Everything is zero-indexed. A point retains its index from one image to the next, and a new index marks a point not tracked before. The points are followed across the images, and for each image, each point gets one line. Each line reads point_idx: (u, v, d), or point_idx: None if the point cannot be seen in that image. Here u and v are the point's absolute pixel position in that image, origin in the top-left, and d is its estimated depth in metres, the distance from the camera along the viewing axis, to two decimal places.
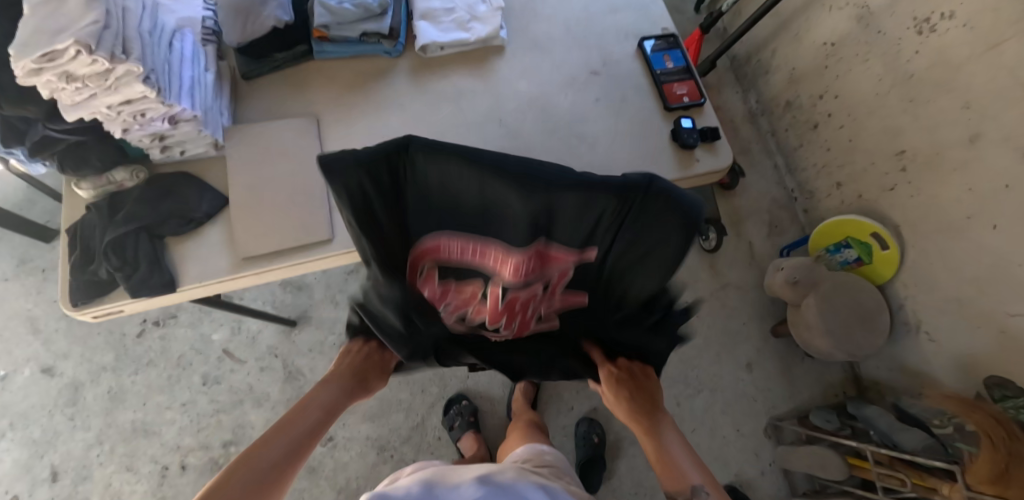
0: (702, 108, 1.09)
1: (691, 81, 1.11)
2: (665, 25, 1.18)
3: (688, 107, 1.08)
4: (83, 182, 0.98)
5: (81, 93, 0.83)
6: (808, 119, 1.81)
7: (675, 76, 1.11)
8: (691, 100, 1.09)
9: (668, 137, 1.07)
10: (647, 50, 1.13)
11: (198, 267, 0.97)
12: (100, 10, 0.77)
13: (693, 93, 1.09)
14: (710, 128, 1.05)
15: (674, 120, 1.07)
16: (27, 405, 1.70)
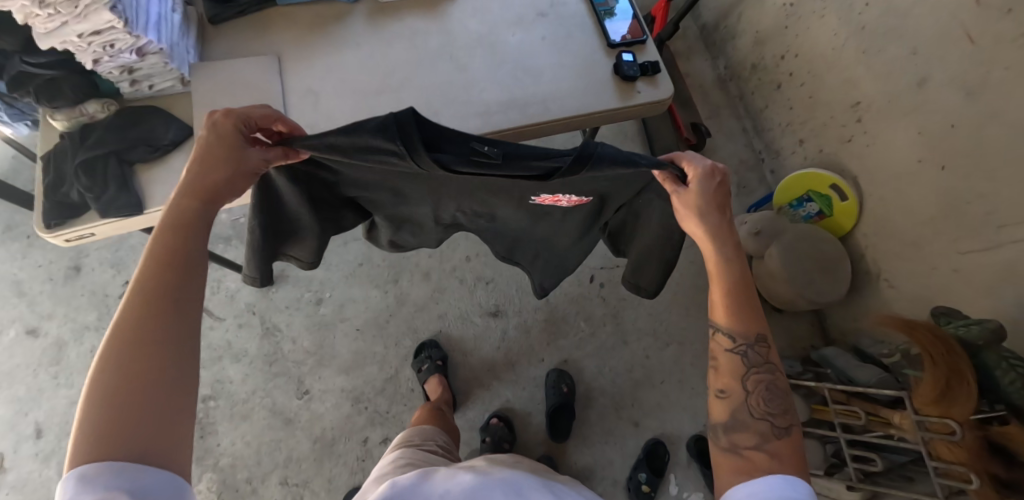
0: (644, 46, 1.15)
1: (634, 21, 1.17)
2: None
3: (631, 43, 1.14)
4: (57, 113, 1.02)
5: (52, 18, 0.88)
6: (773, 78, 1.85)
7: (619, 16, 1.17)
8: (633, 37, 1.15)
9: (611, 71, 1.12)
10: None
11: (164, 190, 1.03)
12: None
13: (635, 31, 1.15)
14: (649, 61, 1.10)
15: (616, 55, 1.13)
16: (13, 364, 1.75)
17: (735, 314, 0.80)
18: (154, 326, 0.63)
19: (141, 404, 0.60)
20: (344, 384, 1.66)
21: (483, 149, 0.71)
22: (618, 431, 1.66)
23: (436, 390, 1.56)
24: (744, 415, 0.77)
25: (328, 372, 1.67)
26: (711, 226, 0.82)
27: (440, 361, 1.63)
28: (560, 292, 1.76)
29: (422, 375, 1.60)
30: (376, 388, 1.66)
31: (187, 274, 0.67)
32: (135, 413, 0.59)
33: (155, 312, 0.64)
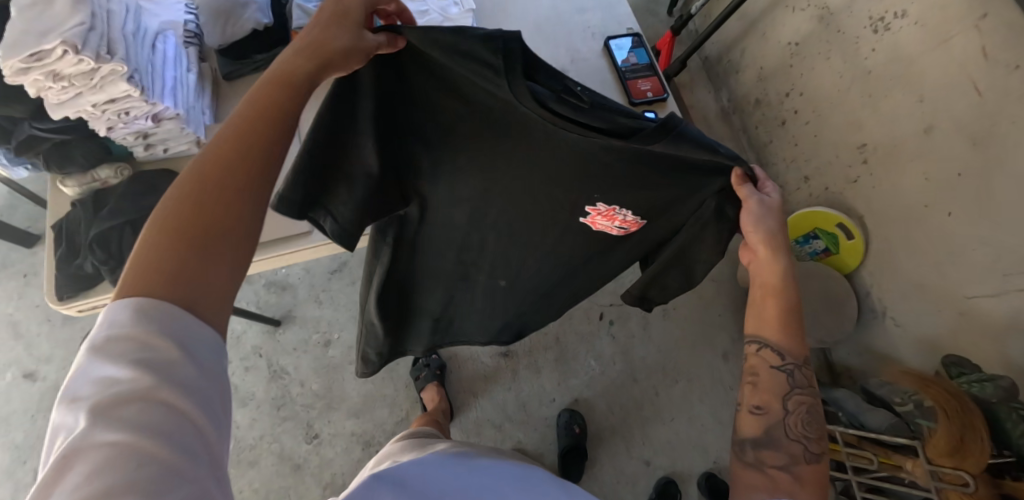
0: (665, 104, 1.15)
1: (655, 77, 1.16)
2: (629, 25, 1.24)
3: (653, 102, 1.13)
4: (68, 179, 0.99)
5: (68, 91, 0.87)
6: (776, 115, 1.88)
7: (640, 73, 1.16)
8: (654, 95, 1.14)
9: None
10: (613, 48, 1.19)
11: None
12: (85, 13, 0.82)
13: (657, 88, 1.14)
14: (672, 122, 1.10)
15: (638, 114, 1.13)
16: (10, 410, 1.70)
17: (783, 335, 0.73)
18: (230, 183, 0.54)
19: (198, 256, 0.51)
20: (353, 427, 1.64)
21: (576, 89, 0.67)
22: (629, 470, 1.66)
23: (433, 398, 1.58)
24: (778, 433, 0.70)
25: (338, 416, 1.65)
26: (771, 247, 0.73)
27: (439, 369, 1.65)
28: (569, 330, 1.78)
29: (421, 382, 1.62)
30: (386, 431, 1.65)
31: (278, 140, 0.57)
32: (179, 273, 0.50)
33: (238, 168, 0.55)
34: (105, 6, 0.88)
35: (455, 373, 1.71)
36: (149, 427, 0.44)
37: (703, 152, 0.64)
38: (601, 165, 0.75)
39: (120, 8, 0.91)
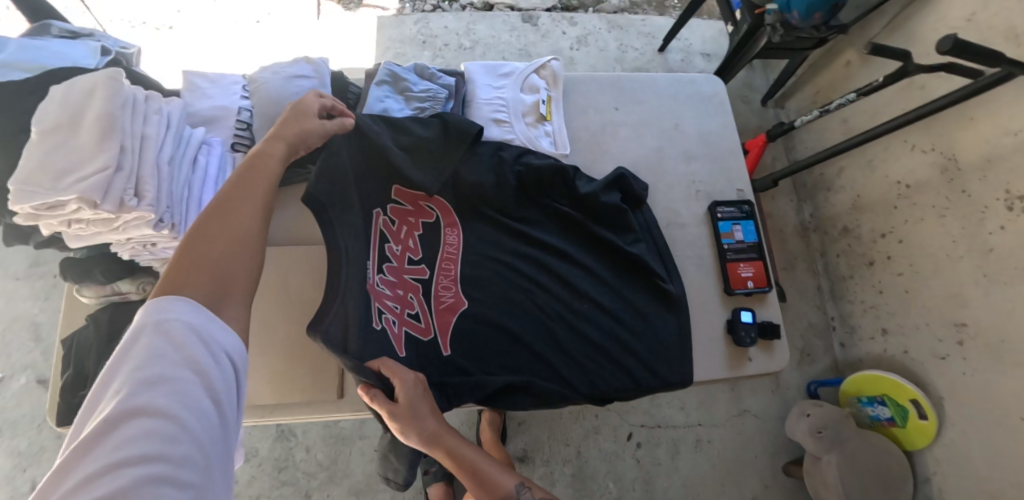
0: (766, 297, 0.99)
1: (759, 261, 1.00)
2: (741, 186, 1.07)
3: (751, 293, 0.98)
4: (85, 289, 0.90)
5: (84, 231, 0.75)
6: (865, 254, 1.68)
7: (741, 254, 1.00)
8: (756, 285, 0.98)
9: (723, 327, 0.97)
10: (716, 217, 1.02)
11: None
12: (111, 152, 0.70)
13: (760, 278, 0.99)
14: (771, 327, 0.95)
15: (732, 307, 0.97)
16: (18, 414, 1.69)
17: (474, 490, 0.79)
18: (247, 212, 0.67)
19: (222, 260, 0.63)
20: None
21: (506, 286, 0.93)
22: None
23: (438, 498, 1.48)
24: None
25: (337, 491, 1.59)
26: (435, 431, 0.78)
27: None
28: (592, 445, 1.66)
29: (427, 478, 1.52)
30: None
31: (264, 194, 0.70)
32: (203, 282, 0.61)
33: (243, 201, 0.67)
34: (140, 132, 0.75)
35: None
36: (169, 399, 0.55)
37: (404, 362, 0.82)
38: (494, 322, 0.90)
39: (159, 130, 0.78)
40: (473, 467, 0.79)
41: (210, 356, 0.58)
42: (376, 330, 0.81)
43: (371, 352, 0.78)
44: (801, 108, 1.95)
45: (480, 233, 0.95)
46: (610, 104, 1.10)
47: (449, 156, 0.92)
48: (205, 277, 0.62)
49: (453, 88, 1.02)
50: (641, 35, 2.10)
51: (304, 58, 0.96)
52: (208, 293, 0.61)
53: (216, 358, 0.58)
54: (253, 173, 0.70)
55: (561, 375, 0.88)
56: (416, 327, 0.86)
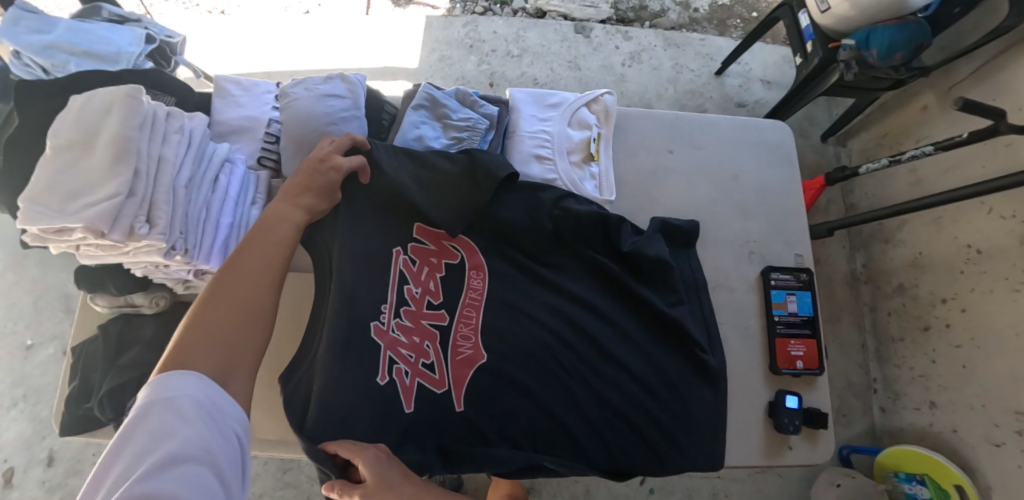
0: (815, 379, 0.95)
1: (812, 340, 0.96)
2: (800, 251, 1.03)
3: (799, 373, 0.94)
4: (98, 298, 0.88)
5: (91, 253, 0.71)
6: (921, 317, 1.53)
7: (793, 329, 0.97)
8: (805, 366, 0.95)
9: (765, 409, 0.93)
10: (769, 285, 0.99)
11: None
12: (122, 178, 0.66)
13: (811, 359, 0.95)
14: (817, 413, 0.91)
15: (778, 388, 0.94)
16: (44, 382, 1.72)
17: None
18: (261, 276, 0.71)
19: (230, 328, 0.67)
20: None
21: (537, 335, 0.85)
22: None
23: None
24: None
25: None
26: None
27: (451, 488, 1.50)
28: (604, 485, 1.60)
29: None
30: None
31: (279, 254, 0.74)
32: (212, 351, 0.65)
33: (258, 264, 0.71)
34: (156, 154, 0.71)
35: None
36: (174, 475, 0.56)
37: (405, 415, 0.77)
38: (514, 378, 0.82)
39: (178, 151, 0.74)
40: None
41: (216, 428, 0.61)
42: (382, 385, 0.77)
43: (366, 410, 0.75)
44: (864, 150, 1.81)
45: (511, 279, 0.88)
46: (664, 146, 1.06)
47: (479, 194, 0.84)
48: (215, 355, 0.65)
49: (495, 118, 0.95)
50: (698, 56, 1.99)
51: (340, 74, 0.90)
52: (216, 363, 0.65)
53: (224, 436, 0.62)
54: (265, 239, 0.73)
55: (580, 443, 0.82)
56: (431, 379, 0.81)
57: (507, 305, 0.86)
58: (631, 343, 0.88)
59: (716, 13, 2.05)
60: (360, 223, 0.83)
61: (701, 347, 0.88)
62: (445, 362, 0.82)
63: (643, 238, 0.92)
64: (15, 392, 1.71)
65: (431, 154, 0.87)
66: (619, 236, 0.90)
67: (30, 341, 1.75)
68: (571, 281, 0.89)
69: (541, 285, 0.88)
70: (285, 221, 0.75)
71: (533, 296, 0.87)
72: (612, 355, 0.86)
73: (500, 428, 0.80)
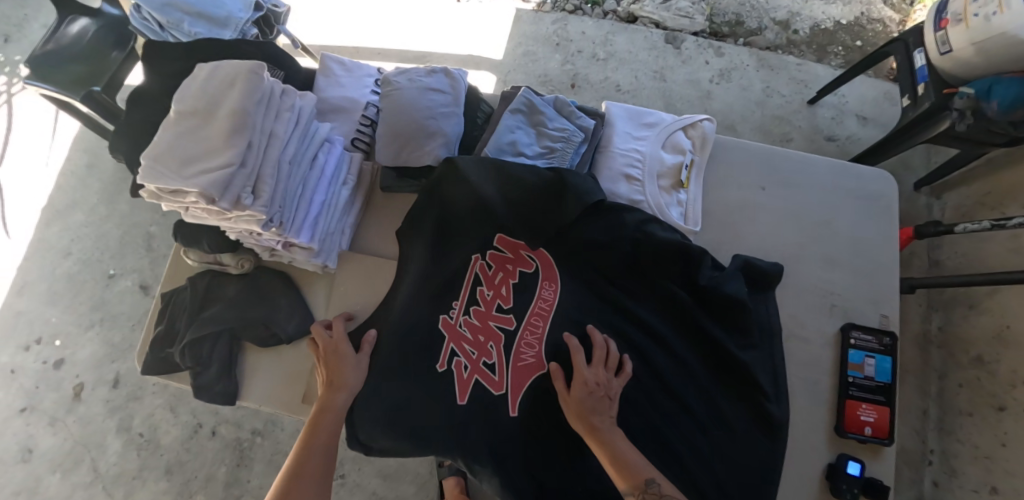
0: (883, 449, 0.91)
1: (886, 407, 0.92)
2: (886, 311, 0.98)
3: (865, 440, 0.90)
4: (191, 252, 0.93)
5: (197, 214, 0.76)
6: (997, 396, 1.35)
7: (866, 393, 0.93)
8: (873, 433, 0.90)
9: (823, 470, 0.91)
10: (848, 343, 0.95)
11: (261, 389, 0.95)
12: (238, 149, 0.69)
13: (881, 427, 0.90)
14: (880, 485, 0.87)
15: (839, 451, 0.91)
16: (119, 311, 1.84)
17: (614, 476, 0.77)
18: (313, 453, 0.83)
19: None
20: (376, 488, 1.64)
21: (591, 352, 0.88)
22: None
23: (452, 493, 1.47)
24: None
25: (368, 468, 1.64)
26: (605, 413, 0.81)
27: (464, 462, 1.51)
28: None
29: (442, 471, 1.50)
30: None
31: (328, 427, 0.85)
32: None
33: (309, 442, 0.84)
34: (269, 128, 0.74)
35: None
36: None
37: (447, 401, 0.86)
38: None
39: (288, 128, 0.77)
40: (617, 458, 0.78)
41: None
42: (438, 372, 0.87)
43: (424, 394, 0.86)
44: (961, 205, 1.67)
45: (584, 297, 0.90)
46: (756, 182, 1.03)
47: (563, 211, 0.87)
48: None
49: (591, 132, 0.95)
50: (792, 81, 1.87)
51: (443, 69, 0.92)
52: None
53: None
54: (317, 438, 0.84)
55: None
56: (486, 376, 0.87)
57: (569, 324, 0.89)
58: (693, 379, 0.87)
59: (816, 37, 1.90)
60: (446, 230, 0.92)
61: (766, 395, 0.86)
62: (502, 363, 0.88)
63: (722, 275, 0.90)
64: (93, 315, 1.83)
65: (521, 169, 0.88)
66: (698, 269, 0.88)
67: (112, 271, 1.87)
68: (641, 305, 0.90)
69: (607, 308, 0.90)
70: (328, 415, 0.85)
71: (598, 313, 0.90)
72: (672, 388, 0.86)
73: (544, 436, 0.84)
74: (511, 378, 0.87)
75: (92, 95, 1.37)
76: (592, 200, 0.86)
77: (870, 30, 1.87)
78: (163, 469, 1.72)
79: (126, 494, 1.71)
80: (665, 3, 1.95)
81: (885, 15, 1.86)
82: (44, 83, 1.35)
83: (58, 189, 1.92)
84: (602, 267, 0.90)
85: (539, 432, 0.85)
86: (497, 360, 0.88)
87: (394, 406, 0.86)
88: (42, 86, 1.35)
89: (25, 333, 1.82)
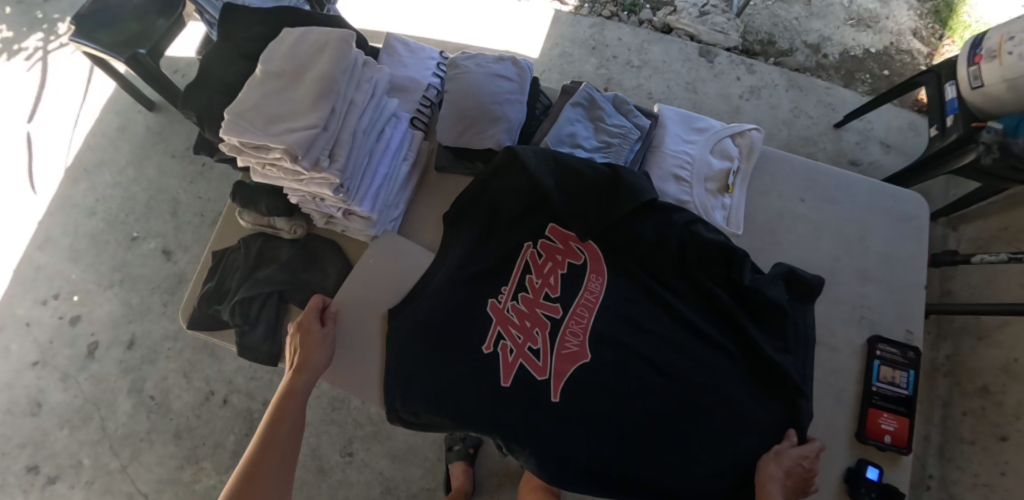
0: (902, 457, 0.93)
1: (907, 418, 0.94)
2: (911, 326, 1.00)
3: (884, 448, 0.92)
4: (246, 213, 0.95)
5: (270, 173, 0.78)
6: (999, 426, 1.30)
7: (888, 403, 0.95)
8: (893, 442, 0.92)
9: (841, 473, 0.93)
10: (873, 354, 0.98)
11: None
12: (323, 113, 0.73)
13: (901, 436, 0.92)
14: (897, 491, 0.89)
15: (859, 457, 0.93)
16: (140, 273, 1.77)
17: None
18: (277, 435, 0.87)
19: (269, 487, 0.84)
20: (384, 468, 1.57)
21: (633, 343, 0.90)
22: None
23: (458, 479, 1.46)
24: None
25: (377, 449, 1.58)
26: (791, 490, 0.83)
27: (473, 448, 1.49)
28: None
29: (449, 455, 1.49)
30: (410, 490, 1.55)
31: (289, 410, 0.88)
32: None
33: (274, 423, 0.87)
34: (349, 97, 0.78)
35: (492, 462, 1.55)
36: None
37: (489, 378, 0.88)
38: (607, 375, 0.88)
39: (365, 98, 0.80)
40: None
41: None
42: (484, 354, 0.90)
43: (469, 371, 0.89)
44: (977, 238, 1.63)
45: (631, 295, 0.93)
46: (796, 193, 1.07)
47: (614, 208, 0.90)
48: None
49: (645, 130, 1.00)
50: (820, 103, 1.86)
51: (512, 58, 0.97)
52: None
53: None
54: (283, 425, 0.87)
55: (662, 457, 0.85)
56: (530, 359, 0.90)
57: (613, 316, 0.91)
58: (736, 383, 0.88)
59: (845, 63, 1.91)
60: (503, 219, 0.94)
61: (804, 394, 0.87)
62: (548, 347, 0.90)
63: (763, 279, 0.93)
64: (114, 276, 1.76)
65: (579, 162, 0.92)
66: (742, 272, 0.90)
67: (135, 234, 1.80)
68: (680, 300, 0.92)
69: (649, 303, 0.93)
70: (291, 401, 0.89)
71: (641, 307, 0.92)
72: (715, 390, 0.87)
73: (585, 418, 0.86)
74: (553, 361, 0.89)
75: (137, 58, 1.42)
76: (645, 198, 0.89)
77: (898, 60, 1.88)
78: (171, 434, 1.63)
79: (131, 457, 1.61)
80: (702, 17, 1.97)
81: (914, 46, 1.88)
82: (88, 41, 1.40)
83: (85, 146, 1.89)
84: (646, 261, 0.93)
85: (587, 421, 0.86)
86: (544, 345, 0.91)
87: (438, 381, 0.89)
88: (86, 43, 1.40)
89: (43, 288, 1.76)
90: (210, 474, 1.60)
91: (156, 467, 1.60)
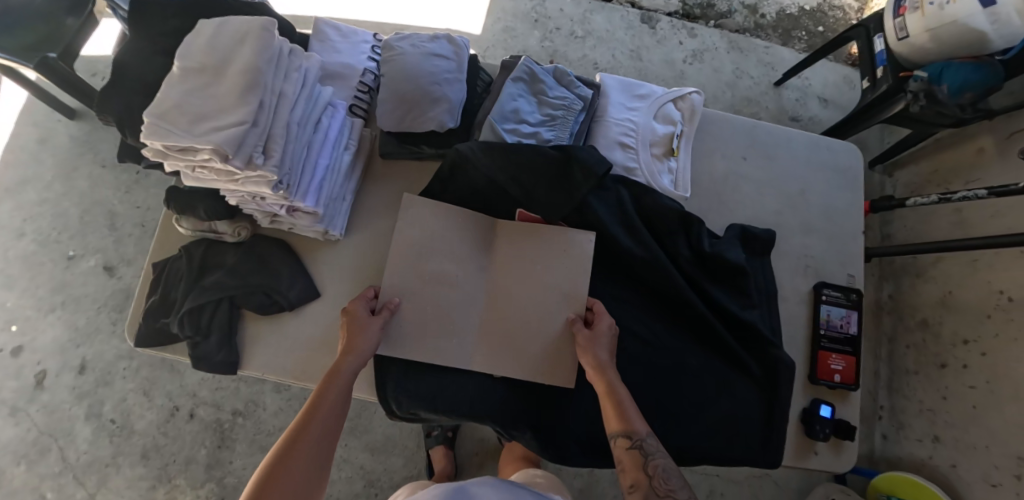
0: (849, 393, 0.98)
1: (853, 357, 0.99)
2: (852, 271, 1.05)
3: (834, 387, 0.98)
4: (184, 220, 0.91)
5: (202, 176, 0.75)
6: (938, 355, 1.36)
7: (836, 344, 1.00)
8: (842, 380, 0.98)
9: (798, 415, 0.97)
10: (820, 299, 1.02)
11: (263, 357, 0.94)
12: (251, 107, 0.70)
13: (848, 374, 0.98)
14: (847, 425, 0.95)
15: (812, 397, 0.98)
16: (83, 293, 1.68)
17: (610, 417, 0.79)
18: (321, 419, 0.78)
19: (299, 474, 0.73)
20: (364, 462, 1.54)
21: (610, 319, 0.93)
22: None
23: (439, 463, 1.46)
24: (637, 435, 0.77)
25: (354, 444, 1.55)
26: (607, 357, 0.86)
27: (451, 431, 1.49)
28: None
29: (428, 441, 1.47)
30: (392, 481, 1.54)
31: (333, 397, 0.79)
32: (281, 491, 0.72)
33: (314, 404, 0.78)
34: (278, 89, 0.75)
35: (471, 444, 1.55)
36: None
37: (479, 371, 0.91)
38: None
39: (296, 89, 0.78)
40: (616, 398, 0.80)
41: None
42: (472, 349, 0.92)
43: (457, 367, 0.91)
44: (911, 182, 1.71)
45: (604, 271, 0.97)
46: (738, 153, 1.09)
47: (574, 190, 0.92)
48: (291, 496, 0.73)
49: (588, 101, 1.00)
50: (760, 63, 1.91)
51: (446, 36, 0.95)
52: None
53: None
54: (320, 409, 0.78)
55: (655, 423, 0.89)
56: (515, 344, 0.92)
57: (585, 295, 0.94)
58: (708, 343, 0.94)
59: (782, 22, 1.95)
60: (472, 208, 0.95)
61: (776, 345, 0.92)
62: None
63: (722, 242, 0.96)
64: (54, 298, 1.67)
65: (528, 149, 0.92)
66: (700, 237, 0.94)
67: (72, 252, 1.70)
68: (651, 274, 0.93)
69: (621, 278, 0.96)
70: (335, 382, 0.80)
71: (617, 283, 0.96)
72: (683, 351, 0.93)
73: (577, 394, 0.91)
74: None
75: (46, 61, 1.30)
76: (602, 171, 0.91)
77: (832, 16, 1.94)
78: (138, 456, 1.57)
79: (98, 483, 1.55)
80: None
81: (845, 2, 1.94)
82: None
83: (5, 164, 1.76)
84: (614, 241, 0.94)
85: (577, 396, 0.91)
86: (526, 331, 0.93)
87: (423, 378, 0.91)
88: None
89: None
90: (185, 490, 1.55)
91: (126, 491, 1.55)
